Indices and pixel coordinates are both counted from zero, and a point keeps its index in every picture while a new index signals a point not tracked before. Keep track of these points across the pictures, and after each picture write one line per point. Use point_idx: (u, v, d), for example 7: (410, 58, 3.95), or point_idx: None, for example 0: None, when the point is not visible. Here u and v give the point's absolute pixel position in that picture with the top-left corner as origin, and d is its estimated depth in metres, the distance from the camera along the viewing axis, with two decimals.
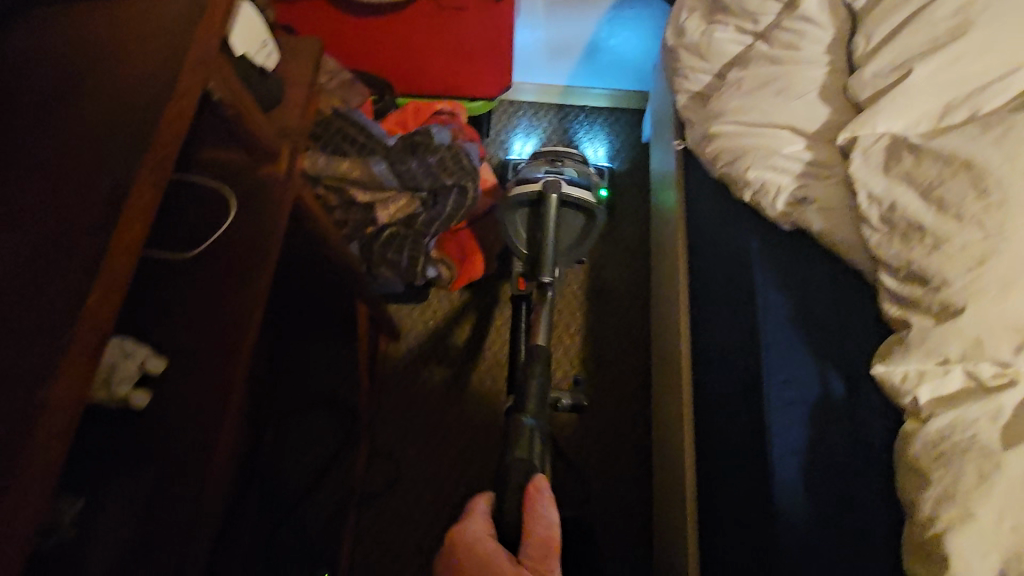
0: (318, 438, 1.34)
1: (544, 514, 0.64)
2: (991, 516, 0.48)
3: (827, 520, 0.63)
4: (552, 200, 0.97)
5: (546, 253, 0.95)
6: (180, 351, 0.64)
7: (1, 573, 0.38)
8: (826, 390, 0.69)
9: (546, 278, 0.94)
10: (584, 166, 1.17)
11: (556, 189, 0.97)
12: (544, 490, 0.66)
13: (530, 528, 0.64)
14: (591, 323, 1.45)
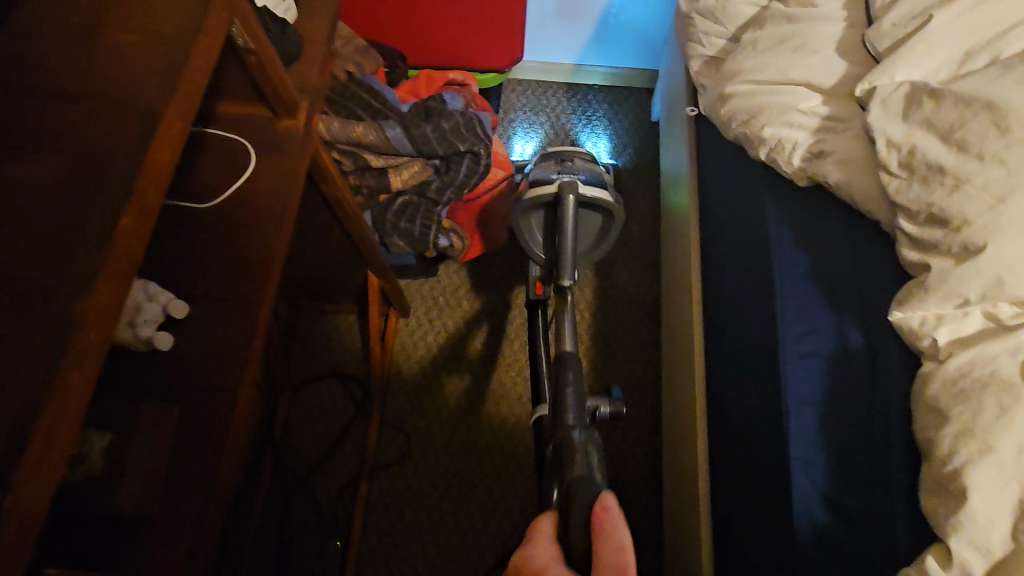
0: (329, 410, 1.38)
1: (617, 536, 0.51)
2: (1010, 449, 0.48)
3: (841, 466, 0.64)
4: (569, 201, 0.99)
5: (565, 256, 0.98)
6: (203, 298, 0.65)
7: (46, 486, 0.38)
8: (843, 341, 0.69)
9: (567, 279, 0.96)
10: (593, 164, 1.13)
11: (573, 189, 0.99)
12: (614, 507, 0.54)
13: (605, 556, 0.50)
14: (601, 299, 1.45)
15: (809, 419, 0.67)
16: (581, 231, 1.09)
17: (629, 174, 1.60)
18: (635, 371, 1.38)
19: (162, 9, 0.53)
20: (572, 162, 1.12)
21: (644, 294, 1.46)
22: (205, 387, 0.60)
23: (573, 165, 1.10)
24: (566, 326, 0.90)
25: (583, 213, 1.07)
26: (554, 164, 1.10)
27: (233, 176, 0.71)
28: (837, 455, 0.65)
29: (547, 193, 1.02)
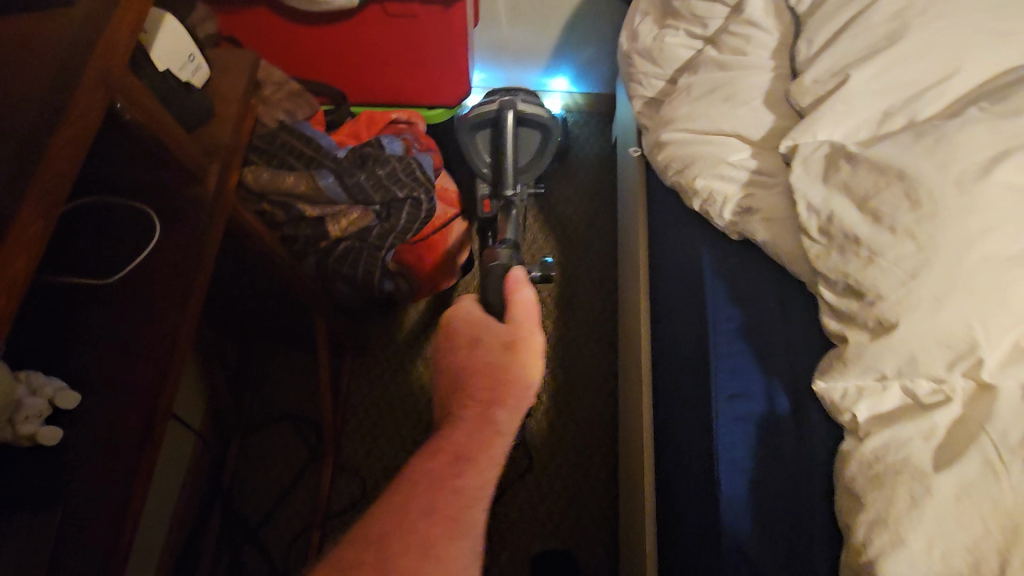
0: (281, 456, 1.30)
1: (525, 296, 0.66)
2: (921, 542, 0.46)
3: (772, 543, 0.61)
4: (509, 113, 1.07)
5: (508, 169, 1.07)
6: (97, 383, 0.61)
7: None
8: (772, 406, 0.68)
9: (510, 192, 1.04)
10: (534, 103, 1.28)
11: (511, 107, 1.07)
12: (524, 279, 0.69)
13: (518, 301, 0.65)
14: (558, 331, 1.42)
15: (741, 493, 0.64)
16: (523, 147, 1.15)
17: (589, 203, 1.57)
18: (593, 408, 1.35)
19: (23, 91, 0.49)
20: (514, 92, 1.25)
21: (602, 326, 1.43)
22: (94, 487, 0.56)
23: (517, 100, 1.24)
24: (508, 218, 1.01)
25: (524, 132, 1.16)
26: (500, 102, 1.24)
27: (138, 248, 0.67)
28: (767, 532, 0.62)
29: (490, 109, 1.10)
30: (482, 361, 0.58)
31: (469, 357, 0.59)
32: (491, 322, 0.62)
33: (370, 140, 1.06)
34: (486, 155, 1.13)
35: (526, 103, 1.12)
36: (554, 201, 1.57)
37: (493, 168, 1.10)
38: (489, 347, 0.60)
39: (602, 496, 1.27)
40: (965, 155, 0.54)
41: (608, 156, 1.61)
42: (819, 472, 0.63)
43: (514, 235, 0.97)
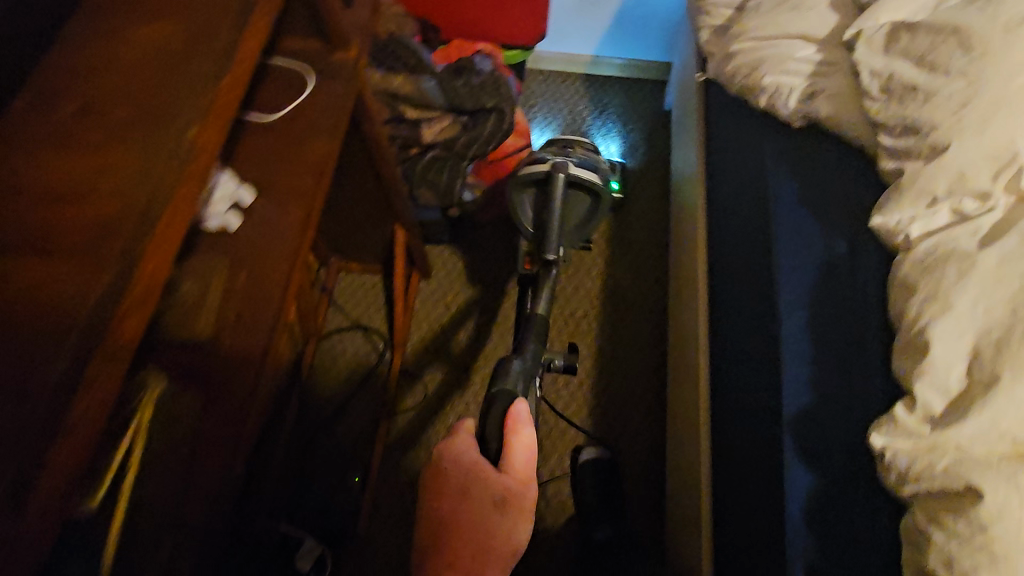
0: (356, 355, 1.49)
1: (525, 437, 0.61)
2: (965, 305, 0.56)
3: (827, 353, 0.71)
4: (558, 180, 0.90)
5: (552, 231, 0.89)
6: (265, 189, 0.74)
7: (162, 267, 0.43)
8: (830, 251, 0.77)
9: (551, 256, 0.87)
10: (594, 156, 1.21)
11: (564, 169, 0.91)
12: (525, 413, 0.63)
13: (517, 450, 0.60)
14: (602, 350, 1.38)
15: (804, 330, 0.73)
16: (570, 211, 0.97)
17: (641, 154, 1.71)
18: (639, 405, 1.33)
19: None
20: (573, 150, 1.20)
21: (648, 314, 1.44)
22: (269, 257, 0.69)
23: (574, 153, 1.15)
24: (543, 285, 0.87)
25: (574, 192, 0.96)
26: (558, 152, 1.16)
27: (292, 95, 0.80)
28: (823, 347, 0.72)
29: (538, 169, 0.93)
30: (463, 524, 0.55)
31: (451, 506, 0.56)
32: (483, 468, 0.58)
33: (464, 58, 1.21)
34: (531, 213, 0.99)
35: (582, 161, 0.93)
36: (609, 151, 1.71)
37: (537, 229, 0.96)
38: (475, 499, 0.56)
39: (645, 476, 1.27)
40: (1013, 6, 0.63)
41: (659, 133, 1.74)
42: (874, 316, 0.71)
43: (546, 307, 0.85)
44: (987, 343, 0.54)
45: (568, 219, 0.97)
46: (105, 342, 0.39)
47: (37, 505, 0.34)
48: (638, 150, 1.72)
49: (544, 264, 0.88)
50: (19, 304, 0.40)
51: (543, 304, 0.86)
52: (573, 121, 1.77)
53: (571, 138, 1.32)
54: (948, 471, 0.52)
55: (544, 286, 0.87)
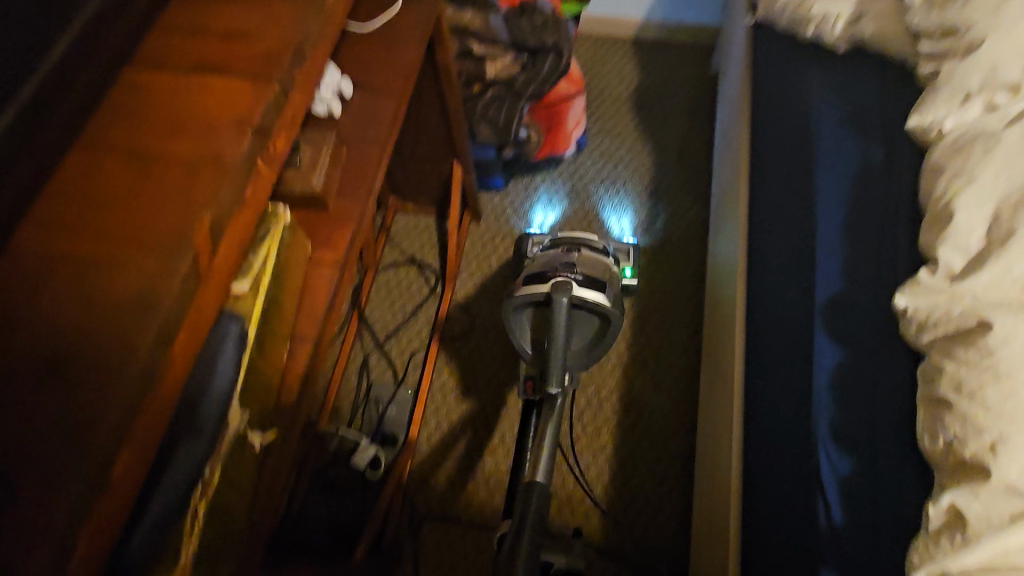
0: (409, 289, 1.61)
1: None
2: (989, 176, 0.63)
3: (857, 243, 0.79)
4: (561, 302, 0.88)
5: (555, 362, 0.86)
6: (364, 85, 0.85)
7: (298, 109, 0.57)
8: (867, 159, 0.85)
9: (553, 390, 0.84)
10: (601, 259, 1.03)
11: (566, 292, 0.89)
12: None
13: None
14: (625, 363, 1.43)
15: (836, 235, 0.80)
16: (576, 332, 0.95)
17: (685, 113, 1.80)
18: (665, 391, 1.40)
19: None
20: (577, 255, 1.04)
21: (682, 286, 1.52)
22: (370, 139, 0.81)
23: (576, 264, 0.99)
24: (541, 447, 0.78)
25: (581, 313, 0.95)
26: (556, 260, 1.01)
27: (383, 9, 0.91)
28: (854, 238, 0.80)
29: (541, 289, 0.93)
30: None
31: None
32: None
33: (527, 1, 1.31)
34: (533, 334, 0.97)
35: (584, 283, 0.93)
36: (654, 111, 1.81)
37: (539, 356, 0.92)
38: None
39: (672, 449, 1.34)
40: None
41: (703, 108, 1.80)
42: (903, 225, 0.78)
43: (546, 470, 0.76)
44: (1007, 205, 0.61)
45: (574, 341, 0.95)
46: (268, 148, 0.52)
47: (220, 259, 0.48)
48: (650, 225, 1.62)
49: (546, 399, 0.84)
50: (206, 90, 0.52)
51: (542, 472, 0.75)
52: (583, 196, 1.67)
53: (576, 238, 1.16)
54: (963, 312, 0.58)
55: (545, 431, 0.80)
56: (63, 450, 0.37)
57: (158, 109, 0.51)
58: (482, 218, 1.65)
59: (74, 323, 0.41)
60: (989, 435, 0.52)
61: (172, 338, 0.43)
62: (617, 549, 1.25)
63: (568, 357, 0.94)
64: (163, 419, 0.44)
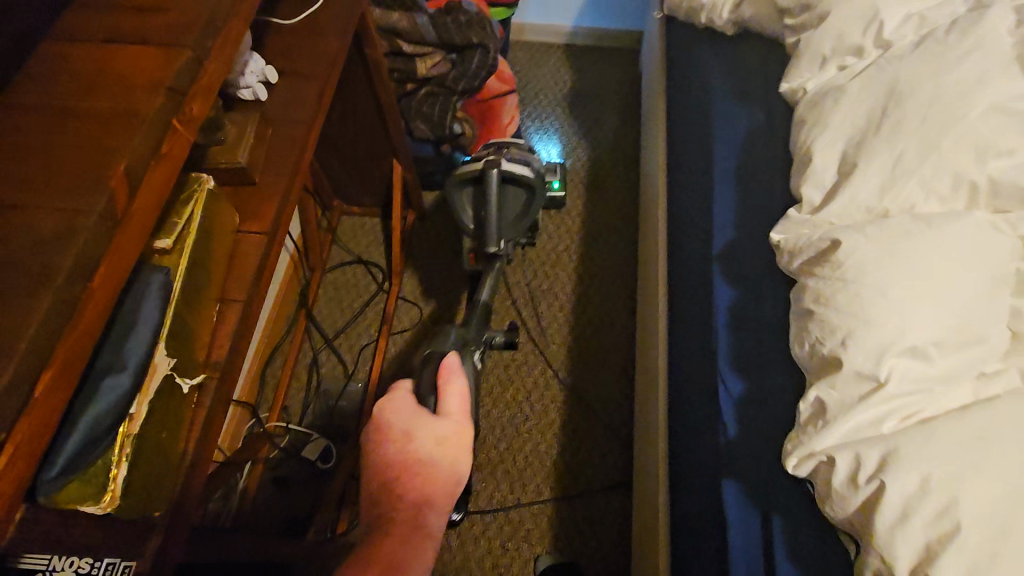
0: (355, 286, 1.64)
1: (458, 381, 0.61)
2: (839, 122, 0.72)
3: (744, 198, 0.88)
4: (492, 176, 1.05)
5: (490, 226, 1.07)
6: (288, 73, 0.91)
7: (217, 79, 0.62)
8: (752, 124, 0.94)
9: (491, 247, 1.07)
10: (529, 153, 1.16)
11: (496, 169, 1.04)
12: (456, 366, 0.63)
13: (453, 392, 0.60)
14: (567, 349, 1.50)
15: (727, 191, 0.90)
16: (508, 206, 1.12)
17: (614, 108, 1.92)
18: (605, 372, 1.47)
19: None
20: (508, 150, 1.16)
21: (619, 271, 1.60)
22: (294, 120, 0.86)
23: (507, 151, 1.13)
24: (485, 280, 1.09)
25: (511, 189, 1.11)
26: (490, 151, 1.15)
27: (307, 5, 0.97)
28: (742, 193, 0.89)
29: (475, 169, 1.08)
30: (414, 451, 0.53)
31: (404, 438, 0.54)
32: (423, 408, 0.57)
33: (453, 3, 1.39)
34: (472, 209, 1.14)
35: (513, 162, 1.08)
36: (584, 108, 1.92)
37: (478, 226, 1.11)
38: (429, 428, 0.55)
39: (613, 426, 1.40)
40: None
41: (630, 103, 1.92)
42: (782, 177, 0.88)
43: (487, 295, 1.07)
44: (853, 144, 0.70)
45: (507, 212, 1.11)
46: (183, 109, 0.57)
47: (139, 206, 0.51)
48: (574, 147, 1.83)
49: (488, 257, 1.10)
50: (122, 59, 0.56)
51: (486, 293, 1.08)
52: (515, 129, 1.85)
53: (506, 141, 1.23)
54: (821, 236, 0.67)
55: (486, 277, 1.09)
56: None
57: (77, 76, 0.55)
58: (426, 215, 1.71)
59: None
60: (841, 334, 0.60)
61: (89, 271, 0.46)
62: (570, 520, 1.30)
63: (504, 224, 1.10)
64: (87, 352, 0.47)
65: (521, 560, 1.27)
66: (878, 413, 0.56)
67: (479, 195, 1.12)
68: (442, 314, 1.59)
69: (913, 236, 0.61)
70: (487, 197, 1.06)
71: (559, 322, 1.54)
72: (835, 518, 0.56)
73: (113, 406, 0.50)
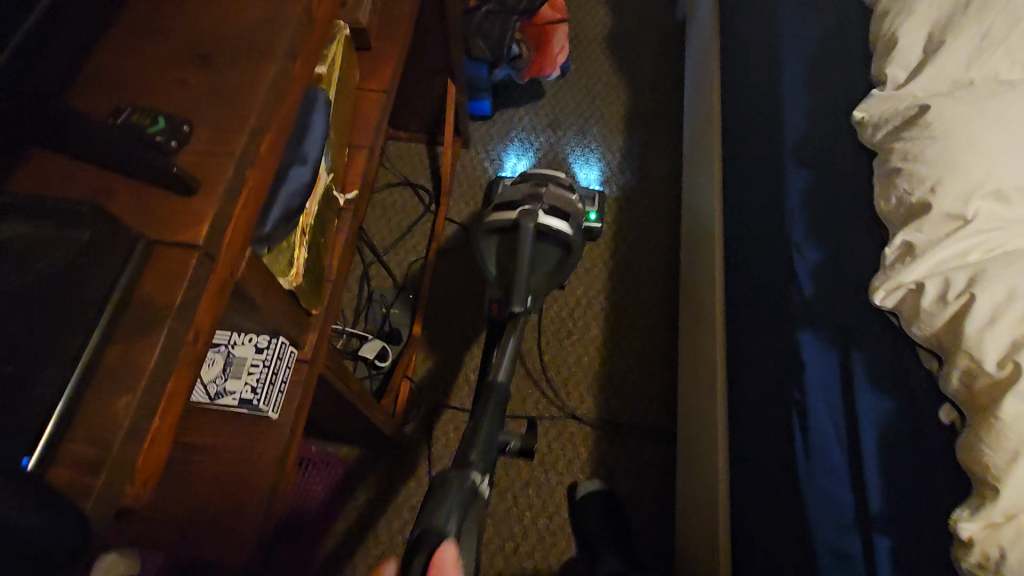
0: (402, 208, 1.68)
1: None
2: (924, 8, 0.78)
3: (820, 96, 0.93)
4: (526, 230, 0.85)
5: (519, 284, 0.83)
6: None
7: None
8: (826, 29, 0.99)
9: (518, 308, 0.81)
10: (569, 195, 1.00)
11: (532, 219, 0.86)
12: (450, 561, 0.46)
13: None
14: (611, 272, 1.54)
15: (802, 90, 0.95)
16: (538, 262, 0.90)
17: (657, 48, 1.93)
18: (647, 294, 1.52)
19: None
20: (546, 192, 0.99)
21: (660, 200, 1.64)
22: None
23: (544, 196, 0.97)
24: (504, 350, 0.76)
25: (544, 245, 0.91)
26: (525, 192, 0.98)
27: None
28: (818, 91, 0.94)
29: (507, 218, 0.90)
30: None
31: None
32: None
33: None
34: (497, 260, 0.92)
35: (551, 213, 0.91)
36: (627, 47, 1.93)
37: (501, 279, 0.89)
38: None
39: (655, 343, 1.45)
40: None
41: (673, 43, 1.94)
42: (857, 75, 0.93)
43: (507, 374, 0.73)
44: (938, 26, 0.76)
45: (539, 270, 0.90)
46: None
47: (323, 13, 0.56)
48: (612, 171, 1.69)
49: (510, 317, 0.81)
50: None
51: (504, 372, 0.73)
52: (551, 148, 1.73)
53: (545, 175, 1.11)
54: (908, 105, 0.73)
55: (507, 342, 0.77)
56: (223, 112, 0.45)
57: None
58: (472, 144, 1.74)
59: (217, 34, 0.49)
60: (929, 182, 0.67)
61: (296, 54, 0.51)
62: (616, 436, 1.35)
63: (534, 285, 0.87)
64: (288, 132, 0.52)
65: (567, 460, 1.34)
66: (965, 246, 0.63)
67: (506, 247, 0.91)
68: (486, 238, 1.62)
69: (1001, 96, 0.68)
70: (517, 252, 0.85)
71: (602, 249, 1.58)
72: (920, 336, 0.64)
73: (300, 190, 0.55)
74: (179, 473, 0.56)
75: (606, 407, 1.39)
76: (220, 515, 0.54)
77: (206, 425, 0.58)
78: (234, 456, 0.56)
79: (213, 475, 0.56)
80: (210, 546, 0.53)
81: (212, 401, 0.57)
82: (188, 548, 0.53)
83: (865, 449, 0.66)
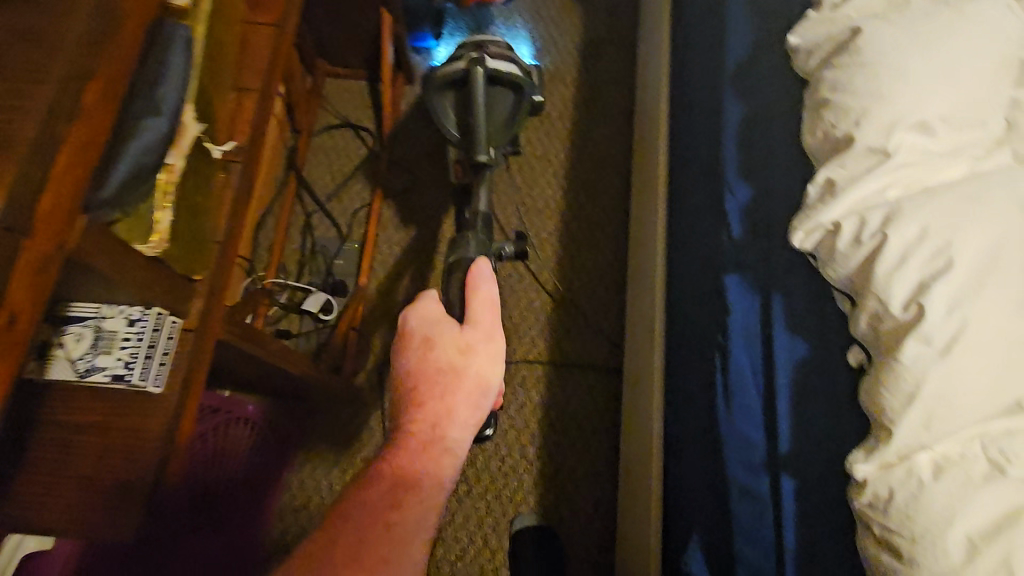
0: (345, 151, 1.59)
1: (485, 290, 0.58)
2: None
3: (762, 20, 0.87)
4: (478, 75, 0.88)
5: (481, 133, 0.88)
6: None
7: None
8: None
9: (483, 158, 0.88)
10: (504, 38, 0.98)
11: (482, 65, 0.88)
12: (484, 271, 0.60)
13: (481, 308, 0.56)
14: (563, 214, 1.49)
15: (743, 14, 0.89)
16: (493, 111, 0.94)
17: None
18: (600, 232, 1.48)
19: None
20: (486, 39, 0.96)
21: (614, 133, 1.58)
22: None
23: (488, 39, 0.95)
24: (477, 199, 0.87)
25: (496, 91, 0.94)
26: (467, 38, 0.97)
27: None
28: (760, 14, 0.88)
29: (456, 68, 0.90)
30: (432, 369, 0.52)
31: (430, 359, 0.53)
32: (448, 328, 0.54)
33: None
34: (455, 118, 0.94)
35: (497, 55, 0.92)
36: None
37: (464, 133, 0.93)
38: (447, 353, 0.53)
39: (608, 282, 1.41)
40: None
41: None
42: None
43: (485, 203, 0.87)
44: None
45: (494, 117, 0.93)
46: None
47: None
48: (548, 49, 1.68)
49: (477, 171, 0.90)
50: None
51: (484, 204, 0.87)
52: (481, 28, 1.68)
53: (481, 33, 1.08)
54: (840, 29, 0.68)
55: (479, 195, 0.87)
56: (28, 56, 0.39)
57: None
58: (415, 79, 1.63)
59: None
60: (854, 115, 0.63)
61: None
62: (569, 375, 1.36)
63: (494, 131, 0.92)
64: (128, 79, 0.45)
65: (518, 402, 1.34)
66: (884, 183, 0.61)
67: (462, 99, 0.93)
68: (433, 180, 1.55)
69: (933, 18, 0.64)
70: (472, 99, 0.88)
71: (555, 188, 1.53)
72: (834, 277, 0.62)
73: (156, 146, 0.49)
74: (55, 454, 0.52)
75: (558, 349, 1.39)
76: (108, 491, 0.51)
77: (80, 403, 0.54)
78: (115, 430, 0.53)
79: (95, 454, 0.52)
80: (100, 524, 0.50)
81: (80, 377, 0.53)
82: (79, 526, 0.50)
83: (779, 394, 0.66)
